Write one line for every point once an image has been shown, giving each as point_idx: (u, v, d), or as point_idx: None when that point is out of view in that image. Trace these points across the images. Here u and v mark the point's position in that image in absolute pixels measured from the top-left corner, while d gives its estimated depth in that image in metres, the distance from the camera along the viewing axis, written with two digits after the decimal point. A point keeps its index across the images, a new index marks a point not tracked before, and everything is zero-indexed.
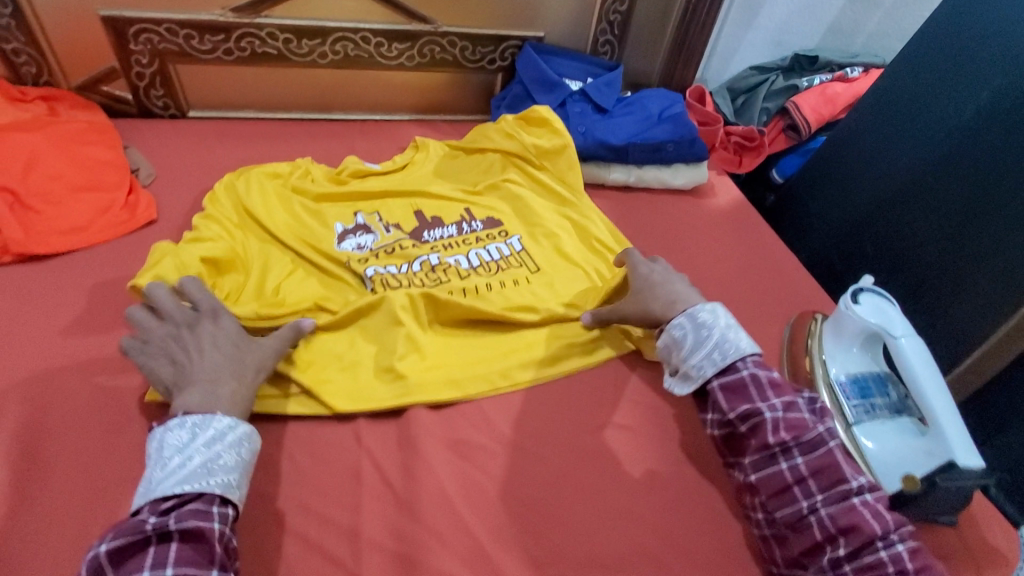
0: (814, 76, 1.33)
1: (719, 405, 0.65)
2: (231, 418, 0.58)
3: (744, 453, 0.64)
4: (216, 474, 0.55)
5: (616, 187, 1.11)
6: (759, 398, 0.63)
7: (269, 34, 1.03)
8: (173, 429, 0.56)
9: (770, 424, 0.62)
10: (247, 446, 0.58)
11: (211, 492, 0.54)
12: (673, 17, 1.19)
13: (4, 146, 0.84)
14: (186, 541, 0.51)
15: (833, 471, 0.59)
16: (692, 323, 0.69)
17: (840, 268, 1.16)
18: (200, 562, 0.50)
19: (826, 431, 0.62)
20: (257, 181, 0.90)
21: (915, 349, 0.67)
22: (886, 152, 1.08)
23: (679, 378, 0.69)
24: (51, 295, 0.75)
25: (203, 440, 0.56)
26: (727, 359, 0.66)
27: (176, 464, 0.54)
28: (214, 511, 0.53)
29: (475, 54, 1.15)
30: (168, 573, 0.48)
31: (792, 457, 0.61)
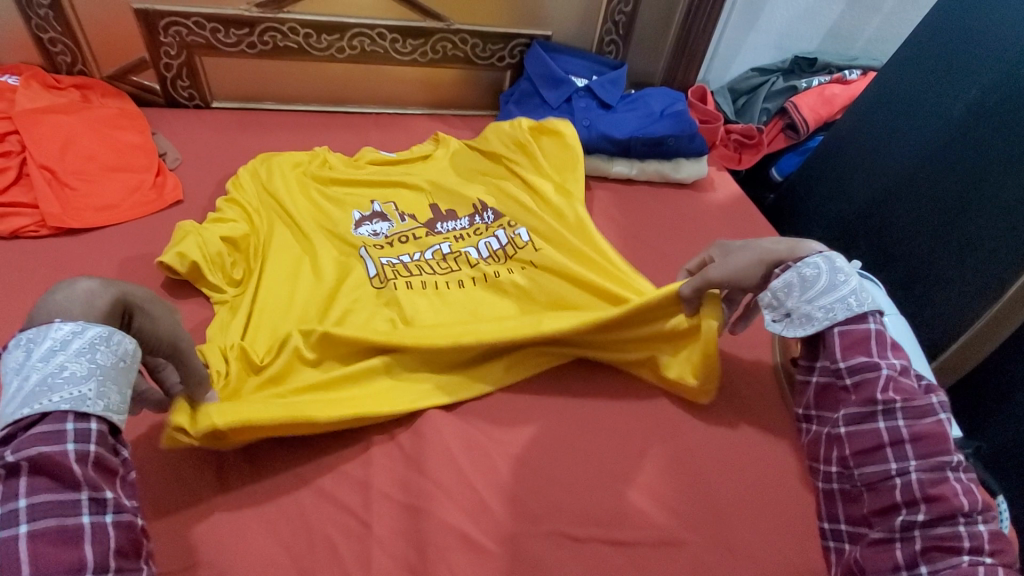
0: (813, 79, 1.37)
1: (832, 351, 0.62)
2: (70, 323, 0.44)
3: (839, 408, 0.62)
4: (57, 391, 0.43)
5: (619, 180, 1.15)
6: (877, 355, 0.61)
7: (291, 29, 1.08)
8: (10, 345, 0.44)
9: (882, 381, 0.59)
10: (104, 349, 0.45)
11: (57, 411, 0.43)
12: (676, 19, 1.24)
13: (43, 128, 0.90)
14: (37, 470, 0.43)
15: (935, 439, 0.56)
16: (828, 264, 0.63)
17: (835, 263, 1.19)
18: (60, 492, 0.43)
19: (938, 403, 0.58)
20: (280, 169, 0.96)
21: (897, 328, 0.73)
22: (880, 149, 1.12)
23: (792, 321, 0.64)
24: (85, 266, 0.80)
25: (38, 353, 0.44)
26: (863, 307, 0.62)
27: (15, 387, 0.44)
28: (69, 430, 0.43)
29: (485, 52, 1.20)
30: (20, 505, 0.42)
31: (893, 418, 0.58)
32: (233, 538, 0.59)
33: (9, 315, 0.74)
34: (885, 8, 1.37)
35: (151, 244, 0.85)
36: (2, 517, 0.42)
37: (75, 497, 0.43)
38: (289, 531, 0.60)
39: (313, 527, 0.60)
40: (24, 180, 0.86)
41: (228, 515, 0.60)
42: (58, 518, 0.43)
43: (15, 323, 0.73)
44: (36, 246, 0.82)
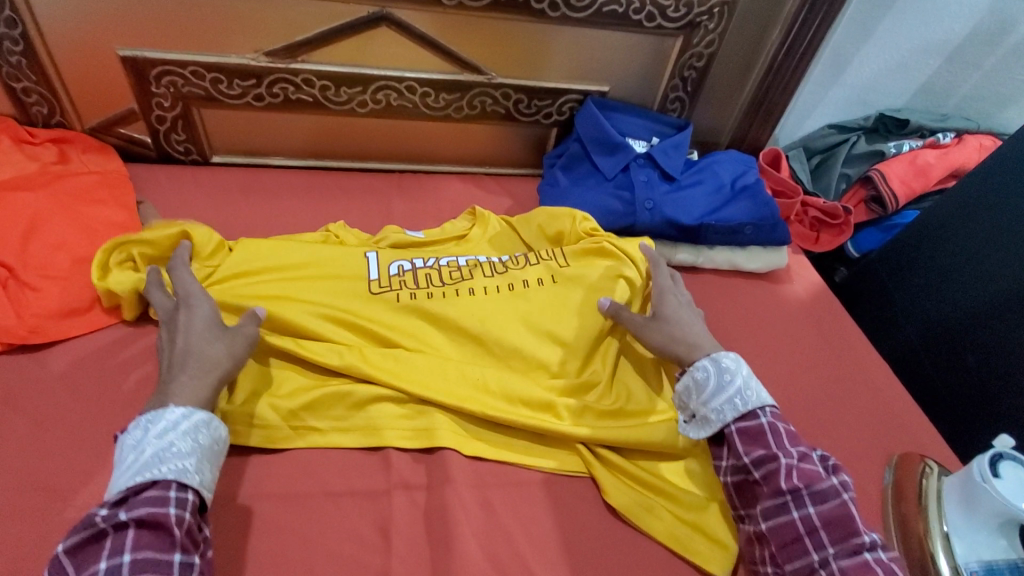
0: (902, 143, 1.19)
1: (734, 447, 0.62)
2: (183, 408, 0.57)
3: (756, 501, 0.60)
4: (166, 462, 0.54)
5: (681, 268, 0.98)
6: (777, 445, 0.60)
7: (305, 80, 0.92)
8: (133, 426, 0.56)
9: (784, 470, 0.58)
10: (205, 432, 0.57)
11: (165, 478, 0.53)
12: (753, 76, 1.06)
13: (4, 209, 0.74)
14: (143, 526, 0.51)
15: (846, 523, 0.55)
16: (714, 367, 0.65)
17: (928, 371, 1.03)
18: (160, 546, 0.50)
19: (840, 484, 0.58)
20: (284, 258, 0.81)
21: None
22: (989, 246, 0.95)
23: (696, 422, 0.65)
24: (45, 397, 0.66)
25: (155, 432, 0.55)
26: (748, 406, 0.62)
27: (131, 460, 0.54)
28: (171, 496, 0.52)
29: (530, 108, 1.03)
30: (124, 560, 0.49)
31: (803, 506, 0.57)
32: None
33: None
34: (992, 63, 1.18)
35: (127, 364, 0.70)
36: (108, 568, 0.49)
37: (166, 556, 0.50)
38: None
39: None
40: None
41: None
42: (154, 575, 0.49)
43: None
44: None
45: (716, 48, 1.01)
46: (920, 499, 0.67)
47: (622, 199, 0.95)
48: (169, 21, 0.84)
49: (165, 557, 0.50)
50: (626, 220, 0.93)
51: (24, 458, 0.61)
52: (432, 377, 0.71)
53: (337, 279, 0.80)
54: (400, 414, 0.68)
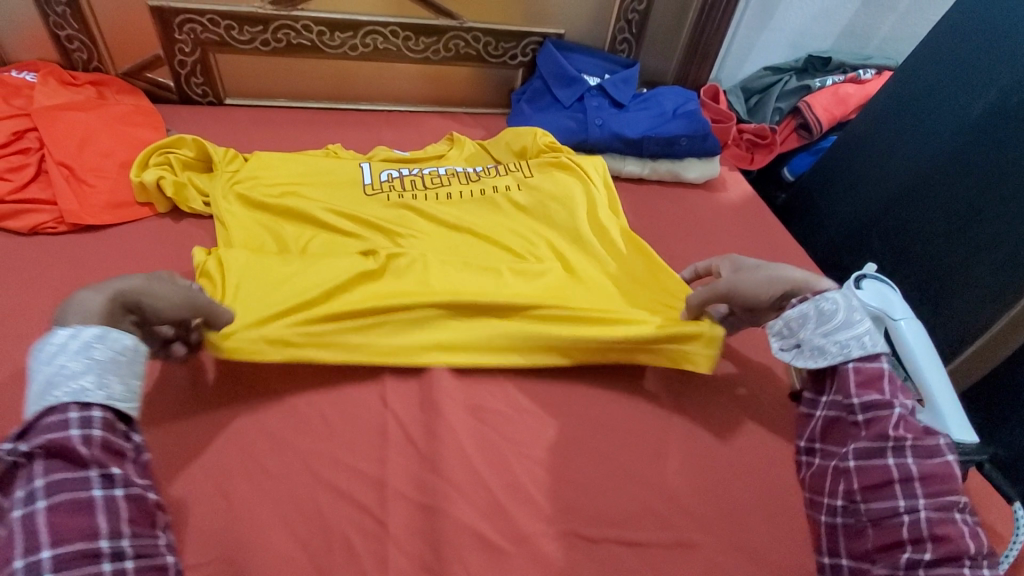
0: (826, 77, 1.36)
1: (846, 385, 0.65)
2: (70, 329, 0.55)
3: (851, 442, 0.64)
4: (60, 385, 0.53)
5: (630, 179, 1.14)
6: (891, 394, 0.64)
7: (304, 27, 1.08)
8: (29, 361, 0.56)
9: (894, 419, 0.61)
10: (99, 347, 0.55)
11: (62, 401, 0.52)
12: (689, 19, 1.23)
13: (61, 125, 0.91)
14: (50, 454, 0.51)
15: (944, 480, 0.58)
16: (846, 302, 0.68)
17: (846, 264, 1.19)
18: (73, 467, 0.51)
19: (946, 444, 0.60)
20: (288, 167, 0.96)
21: (913, 331, 0.72)
22: (890, 149, 1.12)
23: (807, 352, 0.68)
24: (105, 264, 0.82)
25: (44, 357, 0.54)
26: (876, 347, 0.66)
27: (30, 388, 0.54)
28: (72, 418, 0.52)
29: (497, 50, 1.19)
30: (39, 485, 0.50)
31: (903, 455, 0.59)
32: (249, 532, 0.60)
33: (29, 312, 0.75)
34: (901, 6, 1.35)
35: (168, 243, 0.86)
36: (24, 497, 0.49)
37: (84, 473, 0.51)
38: (305, 527, 0.61)
39: (329, 525, 0.61)
40: (42, 177, 0.87)
41: (248, 511, 0.61)
42: (71, 491, 0.50)
43: (35, 320, 0.74)
44: (54, 243, 0.82)
45: None
46: None
47: (576, 120, 1.11)
48: None
49: (84, 473, 0.51)
50: (579, 136, 1.10)
51: None
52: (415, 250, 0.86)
53: (338, 180, 0.97)
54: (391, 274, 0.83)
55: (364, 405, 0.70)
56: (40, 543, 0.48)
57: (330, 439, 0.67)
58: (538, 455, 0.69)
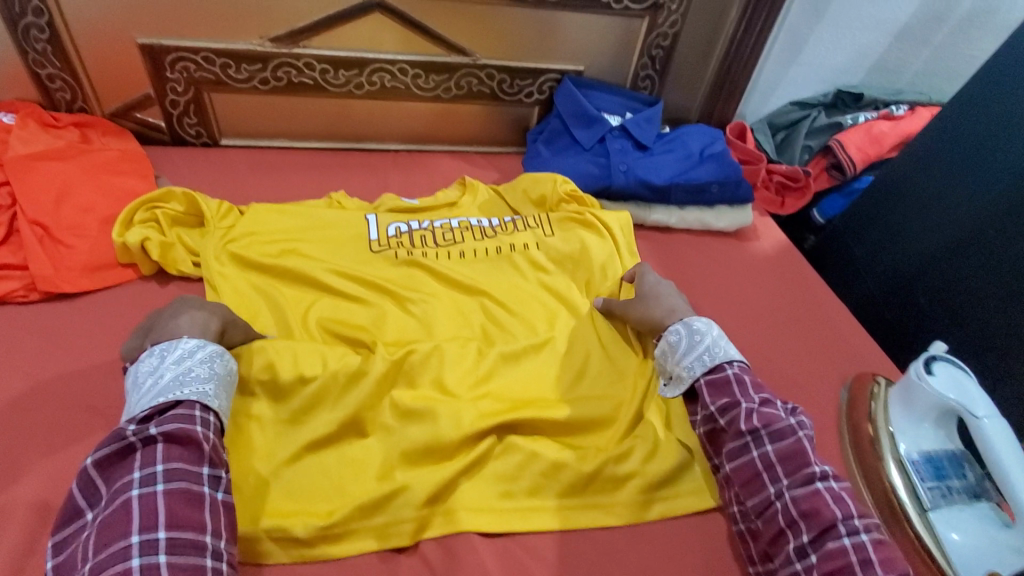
0: (859, 114, 1.28)
1: (702, 399, 0.66)
2: (196, 340, 0.61)
3: (722, 445, 0.65)
4: (188, 384, 0.57)
5: (655, 228, 1.06)
6: (741, 394, 0.64)
7: (306, 64, 1.01)
8: (146, 358, 0.60)
9: (744, 413, 0.63)
10: (219, 361, 0.61)
11: (189, 399, 0.56)
12: (716, 55, 1.16)
13: (38, 177, 0.82)
14: (171, 441, 0.54)
15: (799, 457, 0.60)
16: (687, 329, 0.71)
17: (889, 317, 1.12)
18: (190, 458, 0.54)
19: (797, 423, 0.63)
20: (288, 221, 0.88)
21: (999, 432, 0.62)
22: (934, 199, 1.04)
23: (673, 382, 0.70)
24: (80, 338, 0.73)
25: (173, 359, 0.59)
26: (715, 359, 0.67)
27: (150, 384, 0.58)
28: (196, 415, 0.56)
29: (512, 87, 1.12)
30: (158, 469, 0.52)
31: (762, 444, 0.61)
32: None
33: None
34: (937, 40, 1.28)
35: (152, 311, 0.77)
36: (143, 476, 0.51)
37: (199, 468, 0.54)
38: None
39: None
40: (13, 236, 0.79)
41: None
42: (187, 482, 0.53)
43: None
44: (25, 313, 0.74)
45: (680, 28, 1.11)
46: (871, 416, 0.74)
47: (598, 165, 1.04)
48: (182, 10, 0.93)
49: (198, 467, 0.54)
50: (602, 183, 1.02)
51: (65, 386, 0.68)
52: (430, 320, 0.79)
53: (343, 233, 0.89)
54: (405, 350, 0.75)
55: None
56: (154, 526, 0.49)
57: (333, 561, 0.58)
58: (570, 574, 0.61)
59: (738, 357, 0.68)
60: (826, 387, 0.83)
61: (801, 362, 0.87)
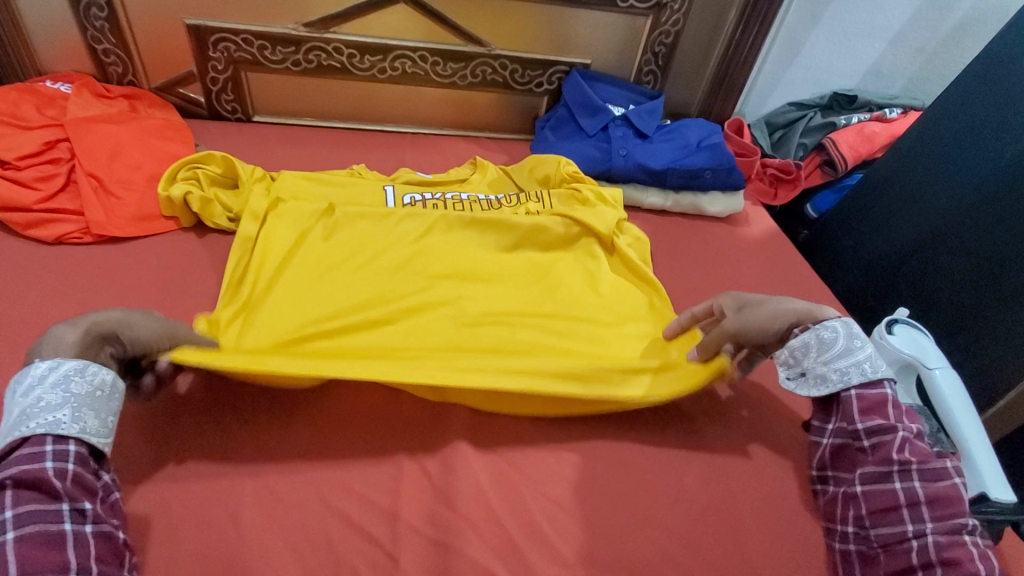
0: (852, 115, 1.35)
1: (850, 413, 0.66)
2: (49, 361, 0.56)
3: (858, 466, 0.66)
4: (35, 417, 0.53)
5: (652, 211, 1.14)
6: (897, 420, 0.64)
7: (335, 49, 1.10)
8: (13, 389, 0.56)
9: (898, 443, 0.63)
10: (77, 380, 0.55)
11: (35, 433, 0.52)
12: (715, 53, 1.24)
13: (93, 137, 0.92)
14: (20, 484, 0.51)
15: (950, 504, 0.60)
16: (844, 330, 0.68)
17: (871, 303, 1.18)
18: (40, 497, 0.51)
19: (951, 467, 0.62)
20: (311, 188, 0.96)
21: (950, 383, 0.69)
22: (915, 193, 1.11)
23: (809, 380, 0.69)
24: (125, 275, 0.82)
25: (23, 389, 0.54)
26: (876, 372, 0.67)
27: (7, 420, 0.54)
28: (46, 450, 0.52)
29: (524, 78, 1.21)
30: (6, 516, 0.49)
31: (909, 479, 0.61)
32: (255, 560, 0.58)
33: (47, 322, 0.74)
34: (927, 48, 1.35)
35: (188, 257, 0.86)
36: None
37: (54, 505, 0.51)
38: (314, 558, 0.59)
39: (338, 557, 0.59)
40: (70, 186, 0.88)
41: (255, 539, 0.59)
42: (41, 524, 0.49)
43: (52, 330, 0.74)
44: (78, 253, 0.83)
45: (682, 26, 1.19)
46: None
47: (600, 149, 1.11)
48: None
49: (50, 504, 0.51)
50: (603, 165, 1.09)
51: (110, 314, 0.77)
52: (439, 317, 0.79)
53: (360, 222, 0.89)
54: (416, 340, 0.77)
55: (378, 432, 0.69)
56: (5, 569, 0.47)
57: (344, 467, 0.65)
58: (555, 493, 0.67)
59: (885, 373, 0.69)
60: None
61: None
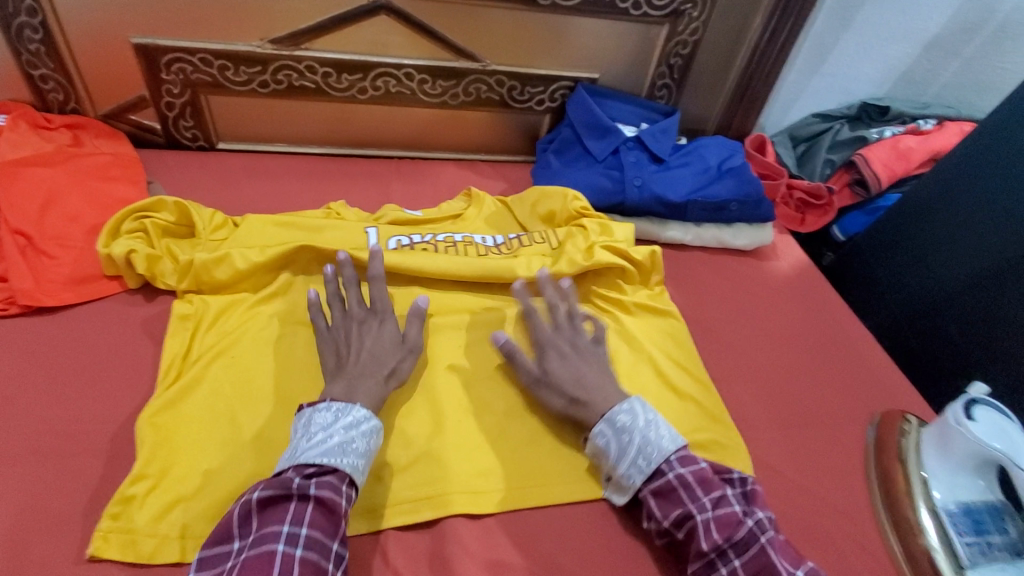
0: (885, 128, 1.23)
1: (651, 511, 0.61)
2: (366, 411, 0.61)
3: (686, 558, 0.60)
4: (348, 455, 0.57)
5: (670, 245, 1.02)
6: (689, 500, 0.60)
7: (308, 67, 0.97)
8: (320, 410, 0.60)
9: (701, 528, 0.58)
10: (375, 436, 0.61)
11: (343, 470, 0.56)
12: (736, 65, 1.11)
13: (24, 184, 0.79)
14: (319, 505, 0.54)
15: (768, 570, 0.55)
16: (611, 429, 0.64)
17: (915, 346, 1.06)
18: (327, 529, 0.53)
19: (756, 526, 0.58)
20: (282, 236, 0.83)
21: None
22: (964, 224, 0.98)
23: (614, 484, 0.65)
24: (61, 356, 0.70)
25: (343, 423, 0.59)
26: (651, 464, 0.62)
27: (319, 440, 0.58)
28: (343, 489, 0.56)
29: (523, 95, 1.07)
30: (303, 532, 0.52)
31: (729, 561, 0.57)
32: None
33: None
34: (968, 52, 1.22)
35: (136, 328, 0.74)
36: (288, 534, 0.52)
37: (331, 544, 0.53)
38: None
39: None
40: None
41: None
42: (319, 555, 0.52)
43: None
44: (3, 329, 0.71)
45: (700, 36, 1.06)
46: (901, 455, 0.70)
47: (612, 178, 0.98)
48: (180, 10, 0.89)
49: (329, 543, 0.53)
50: (615, 198, 0.96)
51: (39, 409, 0.65)
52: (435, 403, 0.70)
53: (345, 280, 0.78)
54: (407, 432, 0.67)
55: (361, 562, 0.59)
56: None
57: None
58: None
59: (672, 447, 0.63)
60: (851, 423, 0.77)
61: (827, 395, 0.81)
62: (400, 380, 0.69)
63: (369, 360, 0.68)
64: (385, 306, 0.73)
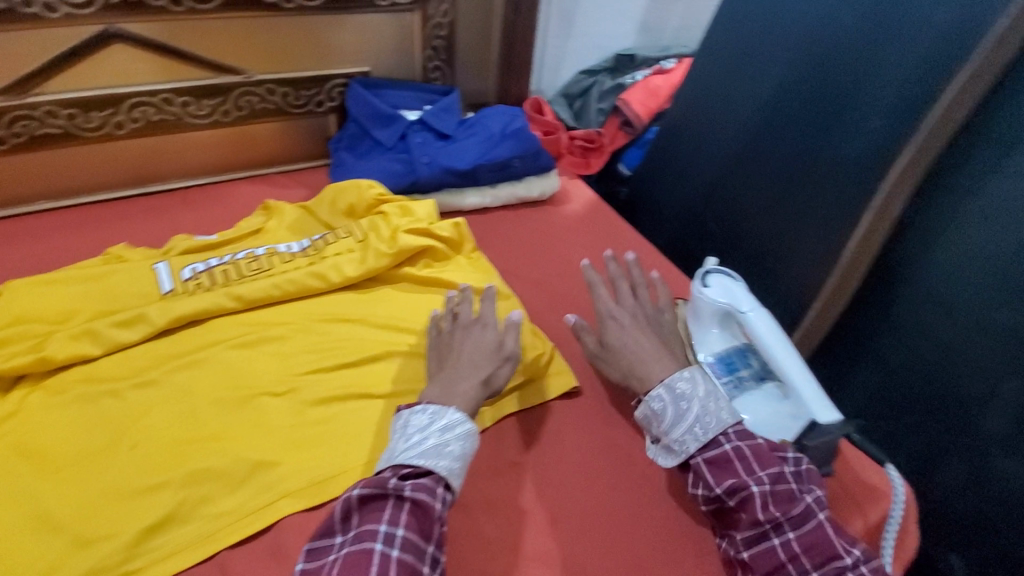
0: (636, 73, 1.42)
1: (704, 479, 0.64)
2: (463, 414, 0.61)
3: (736, 527, 0.63)
4: (444, 457, 0.58)
5: (473, 211, 1.10)
6: (745, 472, 0.62)
7: (48, 113, 0.89)
8: (417, 413, 0.62)
9: (759, 501, 0.61)
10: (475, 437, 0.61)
11: (438, 471, 0.57)
12: (494, 39, 1.21)
13: None
14: (411, 509, 0.55)
15: (822, 548, 0.59)
16: (670, 396, 0.67)
17: (693, 248, 1.23)
18: (422, 531, 0.54)
19: (814, 502, 0.61)
20: (52, 292, 0.77)
21: (762, 320, 0.74)
22: (698, 138, 1.16)
23: (663, 448, 0.68)
24: None
25: (439, 425, 0.60)
26: (708, 434, 0.65)
27: (416, 440, 0.59)
28: (439, 491, 0.57)
29: (299, 100, 1.08)
30: (399, 534, 0.53)
31: (783, 532, 0.60)
32: None
33: None
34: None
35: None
36: (383, 536, 0.53)
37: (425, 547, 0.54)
38: None
39: None
40: None
41: None
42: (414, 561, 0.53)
43: None
44: None
45: (453, 16, 1.14)
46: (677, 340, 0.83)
47: (401, 161, 1.04)
48: None
49: (422, 545, 0.54)
50: (407, 178, 1.03)
51: None
52: (259, 413, 0.71)
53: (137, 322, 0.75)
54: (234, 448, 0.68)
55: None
56: None
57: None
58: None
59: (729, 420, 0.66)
60: None
61: None
62: (495, 389, 0.69)
63: (467, 364, 0.69)
64: (494, 317, 0.75)
